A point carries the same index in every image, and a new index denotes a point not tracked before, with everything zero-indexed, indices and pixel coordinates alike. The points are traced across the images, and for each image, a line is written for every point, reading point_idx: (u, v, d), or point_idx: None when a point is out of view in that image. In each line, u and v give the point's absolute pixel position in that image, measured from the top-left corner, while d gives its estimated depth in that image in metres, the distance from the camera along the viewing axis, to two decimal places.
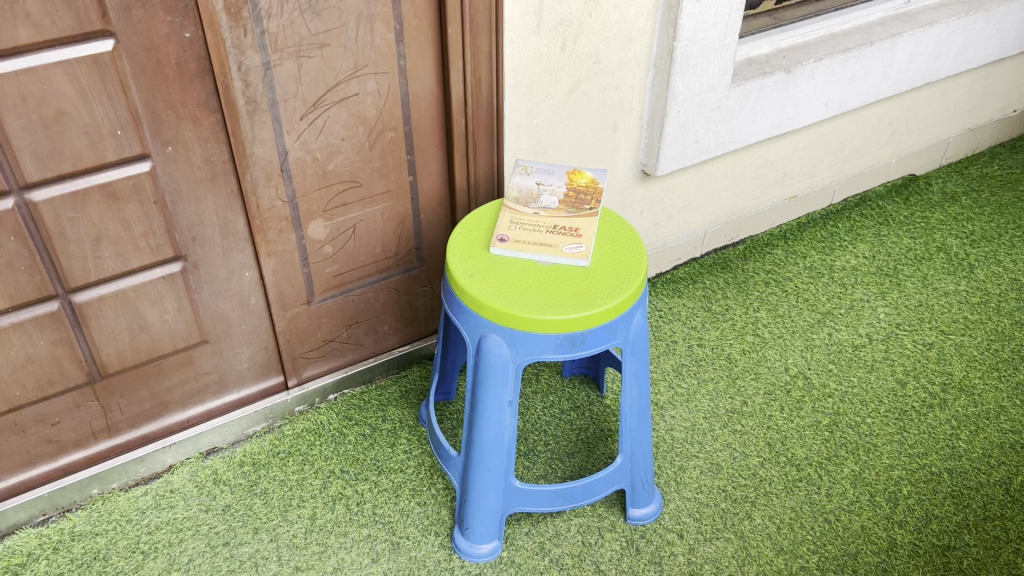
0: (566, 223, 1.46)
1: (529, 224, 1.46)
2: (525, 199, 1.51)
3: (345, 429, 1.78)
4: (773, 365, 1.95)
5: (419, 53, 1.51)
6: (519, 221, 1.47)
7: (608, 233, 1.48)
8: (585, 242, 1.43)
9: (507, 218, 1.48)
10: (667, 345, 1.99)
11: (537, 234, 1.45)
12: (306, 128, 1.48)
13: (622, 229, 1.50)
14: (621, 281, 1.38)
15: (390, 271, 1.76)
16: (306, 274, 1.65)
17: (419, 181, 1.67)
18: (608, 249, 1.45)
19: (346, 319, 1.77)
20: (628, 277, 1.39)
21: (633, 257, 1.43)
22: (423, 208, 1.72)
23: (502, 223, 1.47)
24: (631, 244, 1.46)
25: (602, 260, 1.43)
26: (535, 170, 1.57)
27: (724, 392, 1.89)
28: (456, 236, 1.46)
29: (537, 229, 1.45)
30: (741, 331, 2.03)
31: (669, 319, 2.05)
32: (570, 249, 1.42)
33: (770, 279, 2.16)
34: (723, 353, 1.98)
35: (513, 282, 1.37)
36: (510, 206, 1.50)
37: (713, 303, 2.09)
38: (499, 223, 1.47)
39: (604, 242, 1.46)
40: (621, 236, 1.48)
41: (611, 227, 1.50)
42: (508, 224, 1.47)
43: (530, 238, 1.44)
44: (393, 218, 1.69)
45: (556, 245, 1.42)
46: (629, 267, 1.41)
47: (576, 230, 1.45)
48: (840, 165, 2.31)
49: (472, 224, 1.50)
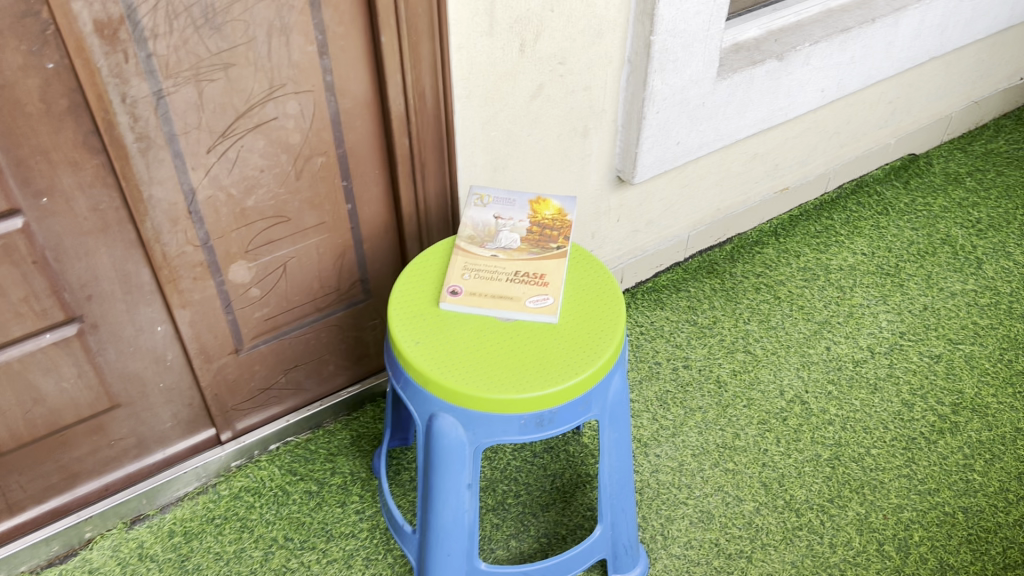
0: (530, 269, 1.24)
1: (486, 272, 1.23)
2: (481, 237, 1.28)
3: (288, 486, 1.58)
4: (766, 389, 1.75)
5: (349, 65, 1.27)
6: (475, 268, 1.24)
7: (581, 277, 1.26)
8: (552, 294, 1.21)
9: (460, 263, 1.24)
10: (650, 369, 1.78)
11: (496, 285, 1.22)
12: (215, 162, 1.24)
13: (598, 269, 1.27)
14: (597, 344, 1.16)
15: (332, 308, 1.53)
16: (230, 321, 1.42)
17: (359, 209, 1.44)
18: (582, 298, 1.22)
19: (283, 364, 1.55)
20: (605, 337, 1.16)
21: (610, 309, 1.20)
22: (367, 239, 1.48)
23: (454, 271, 1.23)
24: (608, 290, 1.24)
25: (572, 313, 1.21)
26: (492, 199, 1.33)
27: (713, 424, 1.69)
28: (399, 284, 1.23)
29: (496, 279, 1.23)
30: (731, 348, 1.82)
31: (651, 336, 1.84)
32: (534, 304, 1.20)
33: (761, 284, 1.96)
34: (712, 375, 1.77)
35: (468, 349, 1.15)
36: (464, 247, 1.27)
37: (699, 316, 1.88)
38: (451, 269, 1.24)
39: (578, 288, 1.24)
40: (597, 280, 1.25)
41: (585, 267, 1.27)
42: (462, 270, 1.24)
43: (488, 291, 1.21)
44: (331, 252, 1.46)
45: (519, 300, 1.20)
46: (606, 324, 1.18)
47: (541, 277, 1.23)
48: (835, 150, 2.09)
49: (419, 267, 1.26)
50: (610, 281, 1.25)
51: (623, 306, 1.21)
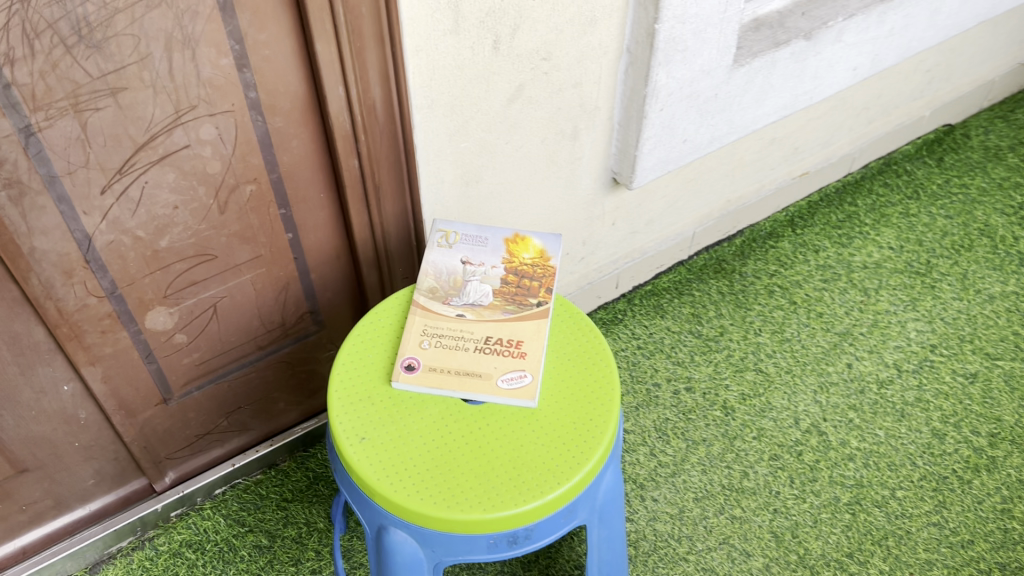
0: (504, 335, 1.01)
1: (451, 340, 1.01)
2: (444, 289, 1.05)
3: (235, 540, 1.39)
4: (779, 416, 1.55)
5: (278, 78, 1.01)
6: (437, 335, 1.01)
7: (567, 343, 1.03)
8: (531, 369, 0.98)
9: (419, 327, 1.02)
10: (649, 393, 1.57)
11: (463, 357, 0.99)
12: (113, 203, 1.00)
13: (587, 331, 1.05)
14: (584, 438, 0.94)
15: (277, 344, 1.32)
16: (153, 371, 1.21)
17: (302, 237, 1.20)
18: (568, 372, 1.00)
19: (224, 407, 1.34)
20: (594, 429, 0.95)
21: (601, 388, 0.98)
22: (315, 267, 1.25)
23: (411, 339, 1.01)
24: (599, 361, 1.01)
25: (554, 393, 0.98)
26: (459, 236, 1.09)
27: (718, 461, 1.49)
28: (343, 355, 1.01)
29: (463, 349, 1.00)
30: (740, 366, 1.61)
31: (649, 352, 1.62)
32: (509, 383, 0.97)
33: (775, 286, 1.73)
34: (718, 400, 1.57)
35: (425, 448, 0.93)
36: (425, 306, 1.04)
37: (704, 325, 1.66)
38: (407, 335, 1.01)
39: (562, 359, 1.02)
40: (586, 348, 1.03)
41: (571, 329, 1.05)
42: (421, 337, 1.01)
43: (453, 366, 0.99)
44: (271, 286, 1.23)
45: (489, 377, 0.98)
46: (595, 410, 0.96)
47: (517, 344, 1.00)
48: (863, 128, 1.83)
49: (368, 329, 1.04)
50: (602, 349, 1.02)
51: (618, 383, 0.99)
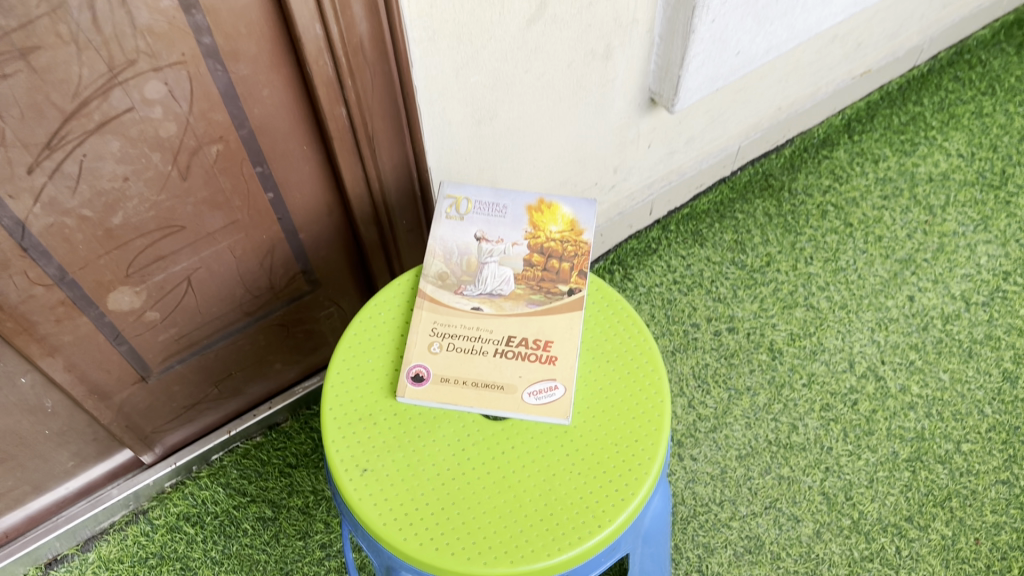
0: (529, 335, 0.84)
1: (466, 342, 0.84)
2: (457, 275, 0.87)
3: (237, 512, 1.28)
4: (832, 359, 1.39)
5: (237, 19, 0.79)
6: (449, 336, 0.84)
7: (605, 341, 0.86)
8: (563, 379, 0.82)
9: (428, 327, 0.85)
10: (687, 335, 1.41)
11: (481, 364, 0.83)
12: (46, 183, 0.81)
13: (629, 325, 0.87)
14: (628, 468, 0.78)
15: (267, 308, 1.15)
16: (126, 351, 1.05)
17: (285, 195, 1.01)
18: (608, 381, 0.84)
19: (213, 376, 1.19)
20: (640, 456, 0.79)
21: (647, 401, 0.82)
22: (303, 226, 1.07)
23: (419, 342, 0.84)
24: (644, 364, 0.85)
25: (592, 406, 0.82)
26: (472, 204, 0.90)
27: (764, 413, 1.35)
28: (338, 362, 0.85)
29: (482, 354, 0.83)
30: (789, 302, 1.44)
31: (687, 288, 1.45)
32: (537, 398, 0.81)
33: (829, 206, 1.54)
34: (764, 341, 1.41)
35: (439, 481, 0.78)
36: (435, 299, 0.86)
37: (748, 254, 1.48)
38: (413, 337, 0.84)
39: (600, 362, 0.85)
40: (628, 347, 0.86)
41: (610, 323, 0.87)
42: (430, 339, 0.84)
43: (469, 376, 0.82)
44: (253, 251, 1.05)
45: (513, 390, 0.81)
46: (641, 431, 0.80)
47: (546, 346, 0.83)
48: (936, 14, 1.58)
49: (368, 327, 0.87)
50: (647, 349, 0.86)
51: (667, 393, 0.83)
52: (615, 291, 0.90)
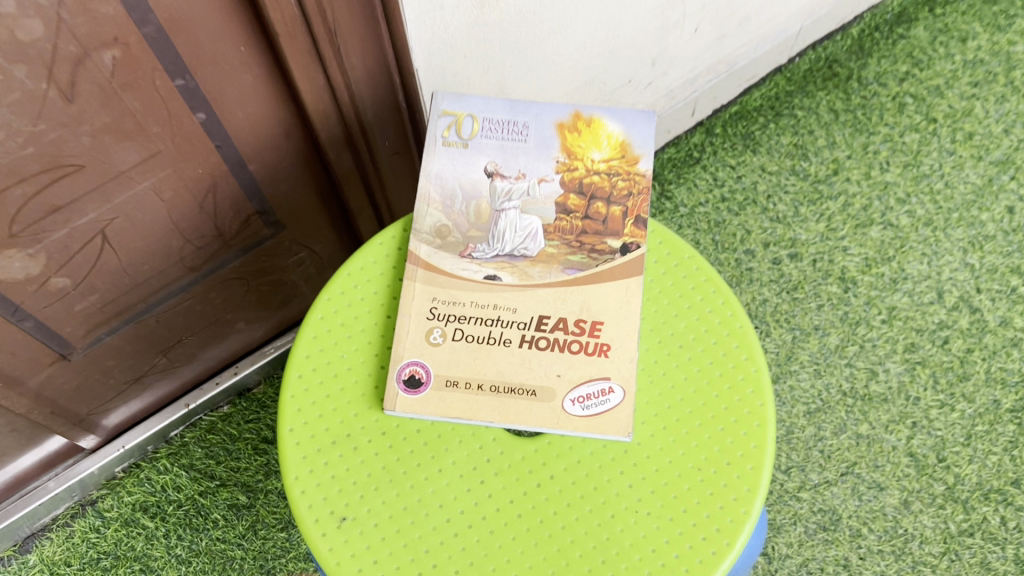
0: (566, 316, 0.62)
1: (479, 328, 0.62)
2: (464, 228, 0.65)
3: (205, 499, 1.06)
4: (917, 288, 1.15)
5: None
6: (454, 320, 0.62)
7: (675, 318, 0.65)
8: (620, 379, 0.60)
9: (424, 307, 0.62)
10: (739, 266, 1.16)
11: (501, 360, 0.61)
12: None
13: (709, 295, 0.66)
14: (716, 507, 0.58)
15: (217, 260, 0.90)
16: (32, 328, 0.81)
17: (223, 116, 0.74)
18: (682, 377, 0.63)
19: (158, 345, 0.95)
20: (734, 491, 0.59)
21: (743, 406, 0.62)
22: (252, 155, 0.80)
23: (413, 330, 0.62)
24: (734, 350, 0.64)
25: (666, 414, 0.62)
26: (480, 123, 0.67)
27: (837, 358, 1.11)
28: (300, 361, 0.63)
29: (501, 344, 0.61)
30: (862, 219, 1.19)
31: (738, 206, 1.19)
32: (582, 406, 0.59)
33: (907, 97, 1.26)
34: (833, 270, 1.16)
35: (451, 531, 0.58)
36: (430, 265, 0.63)
37: (811, 161, 1.22)
38: (404, 322, 0.62)
39: (669, 351, 0.64)
40: (708, 328, 0.65)
41: (682, 291, 0.66)
42: (430, 325, 0.62)
43: (485, 378, 0.60)
44: (188, 190, 0.79)
45: (550, 396, 0.59)
46: (733, 452, 0.60)
47: (595, 329, 0.61)
48: None
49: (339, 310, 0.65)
50: (735, 329, 0.64)
51: (768, 395, 0.62)
52: (685, 244, 0.68)
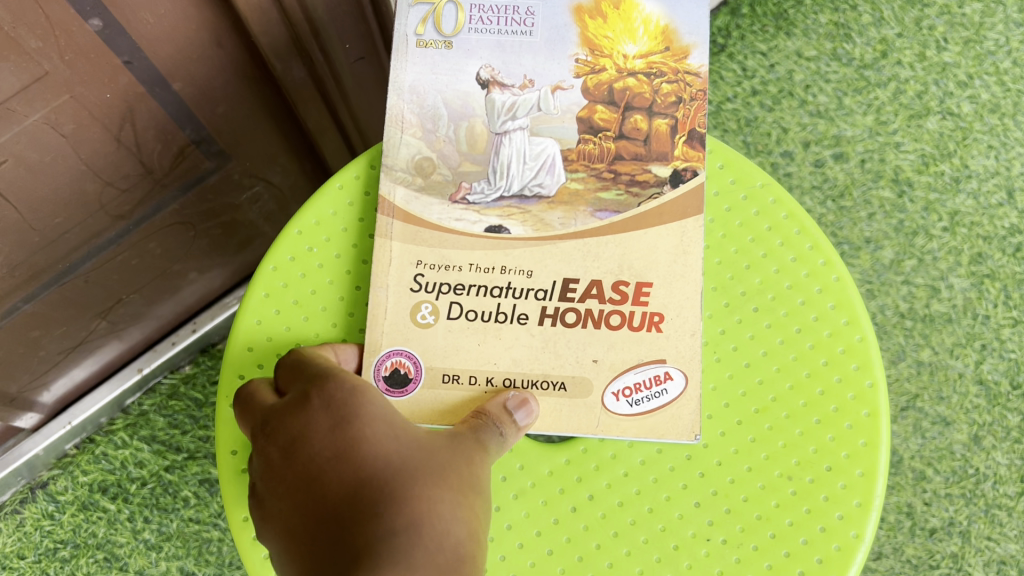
0: (600, 279, 0.51)
1: (482, 300, 0.51)
2: (458, 162, 0.53)
3: (173, 475, 0.93)
4: (982, 188, 0.99)
5: None
6: (449, 291, 0.51)
7: (747, 271, 0.55)
8: (676, 361, 0.51)
9: (408, 275, 0.51)
10: (776, 172, 1.00)
11: (516, 344, 0.51)
12: None
13: (791, 236, 0.56)
14: (818, 530, 0.51)
15: (151, 202, 0.73)
16: None
17: (125, 20, 0.56)
18: (761, 352, 0.54)
19: (91, 307, 0.80)
20: (840, 506, 0.52)
21: (845, 390, 0.54)
22: (174, 70, 0.62)
23: (397, 305, 0.51)
24: (831, 316, 0.55)
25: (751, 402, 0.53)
26: (468, 19, 0.53)
27: (893, 275, 0.96)
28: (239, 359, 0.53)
29: (512, 322, 0.51)
30: (917, 110, 1.01)
31: (772, 100, 1.02)
32: (630, 401, 0.51)
33: None
34: (885, 171, 1.00)
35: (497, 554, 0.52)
36: (411, 217, 0.52)
37: (856, 41, 1.03)
38: (380, 298, 0.51)
39: (741, 317, 0.55)
40: (793, 283, 0.55)
41: (756, 237, 0.56)
42: (418, 300, 0.51)
43: (496, 369, 0.51)
44: (96, 122, 0.62)
45: (585, 391, 0.51)
46: (837, 452, 0.53)
47: (643, 292, 0.51)
48: None
49: (288, 286, 0.54)
50: (830, 283, 0.55)
51: (877, 370, 0.54)
52: (755, 169, 0.57)
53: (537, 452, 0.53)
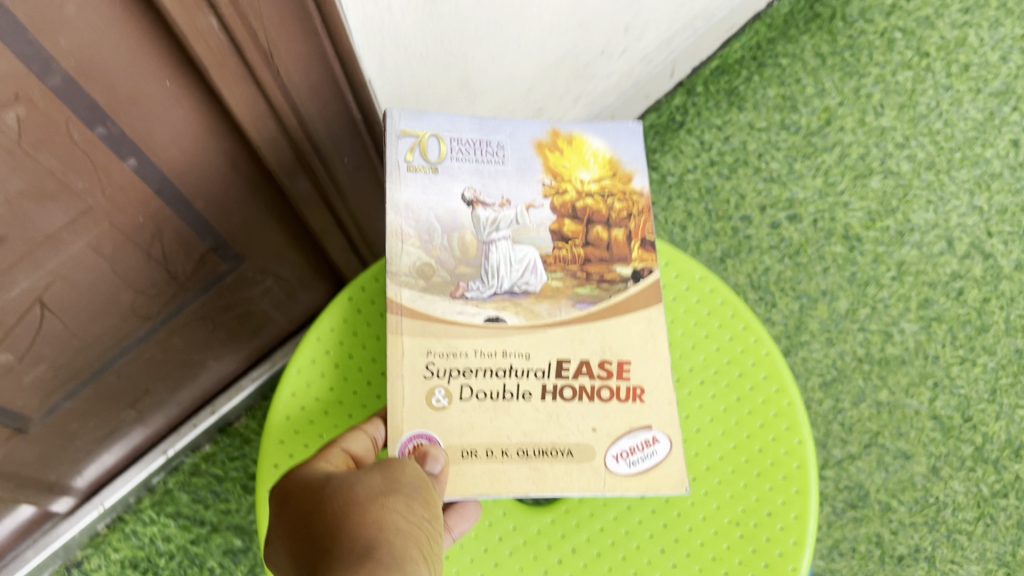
0: (587, 358, 0.60)
1: (489, 381, 0.59)
2: (453, 265, 0.61)
3: (198, 546, 1.01)
4: (925, 239, 1.08)
5: None
6: (459, 374, 0.58)
7: (692, 350, 0.66)
8: (660, 425, 0.59)
9: (420, 364, 0.58)
10: (737, 234, 1.09)
11: (524, 418, 0.59)
12: None
13: (727, 319, 0.67)
14: (762, 566, 0.59)
15: (176, 303, 0.82)
16: None
17: (157, 157, 0.65)
18: (707, 417, 0.64)
19: (122, 398, 0.88)
20: (779, 544, 0.60)
21: (778, 445, 0.63)
22: (198, 192, 0.71)
23: (412, 393, 0.57)
24: (764, 384, 0.65)
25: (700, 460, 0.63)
26: (448, 148, 0.62)
27: (849, 323, 1.05)
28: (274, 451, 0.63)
29: (518, 399, 0.59)
30: (861, 171, 1.12)
31: (729, 170, 1.12)
32: (628, 462, 0.58)
33: (896, 32, 1.17)
34: (835, 228, 1.09)
35: None
36: (416, 313, 0.59)
37: (801, 111, 1.14)
38: (398, 388, 0.57)
39: (690, 389, 0.65)
40: (731, 358, 0.66)
41: (698, 321, 0.67)
42: (431, 385, 0.58)
43: (509, 442, 0.58)
44: (131, 243, 0.71)
45: (589, 456, 0.58)
46: (774, 498, 0.61)
47: (625, 367, 0.60)
48: None
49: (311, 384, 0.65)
50: (762, 357, 0.66)
51: (804, 429, 0.63)
52: (695, 265, 0.69)
53: (526, 514, 0.63)
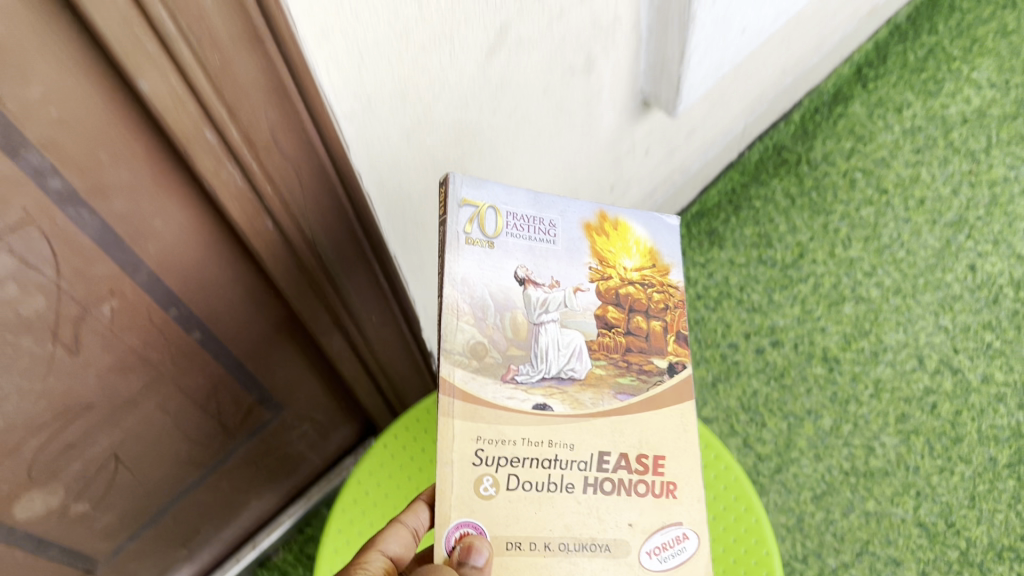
0: (626, 451, 0.58)
1: (536, 471, 0.55)
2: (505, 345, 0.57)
3: None
4: (897, 358, 1.19)
5: (88, 147, 0.50)
6: (506, 463, 0.54)
7: None
8: (691, 524, 0.59)
9: (470, 450, 0.53)
10: (725, 360, 1.20)
11: (567, 511, 0.56)
12: None
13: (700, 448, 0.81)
14: None
15: (226, 450, 0.93)
16: (58, 552, 0.83)
17: (218, 330, 0.77)
18: None
19: (175, 538, 0.98)
20: None
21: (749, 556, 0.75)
22: (249, 354, 0.83)
23: (462, 479, 0.52)
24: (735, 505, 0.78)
25: None
26: (503, 220, 0.58)
27: (833, 440, 1.15)
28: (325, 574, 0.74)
29: (562, 491, 0.56)
30: (834, 297, 1.23)
31: (715, 302, 1.24)
32: (659, 558, 0.58)
33: (856, 172, 1.33)
34: (815, 351, 1.20)
35: None
36: (469, 396, 0.54)
37: (776, 246, 1.27)
38: (447, 474, 0.52)
39: None
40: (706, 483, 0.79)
41: None
42: (480, 471, 0.53)
43: (551, 535, 0.55)
44: (192, 403, 0.83)
45: (625, 551, 0.57)
46: None
47: (659, 461, 0.59)
48: None
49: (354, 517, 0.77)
50: (731, 480, 0.79)
51: (771, 542, 0.76)
52: None
53: None
